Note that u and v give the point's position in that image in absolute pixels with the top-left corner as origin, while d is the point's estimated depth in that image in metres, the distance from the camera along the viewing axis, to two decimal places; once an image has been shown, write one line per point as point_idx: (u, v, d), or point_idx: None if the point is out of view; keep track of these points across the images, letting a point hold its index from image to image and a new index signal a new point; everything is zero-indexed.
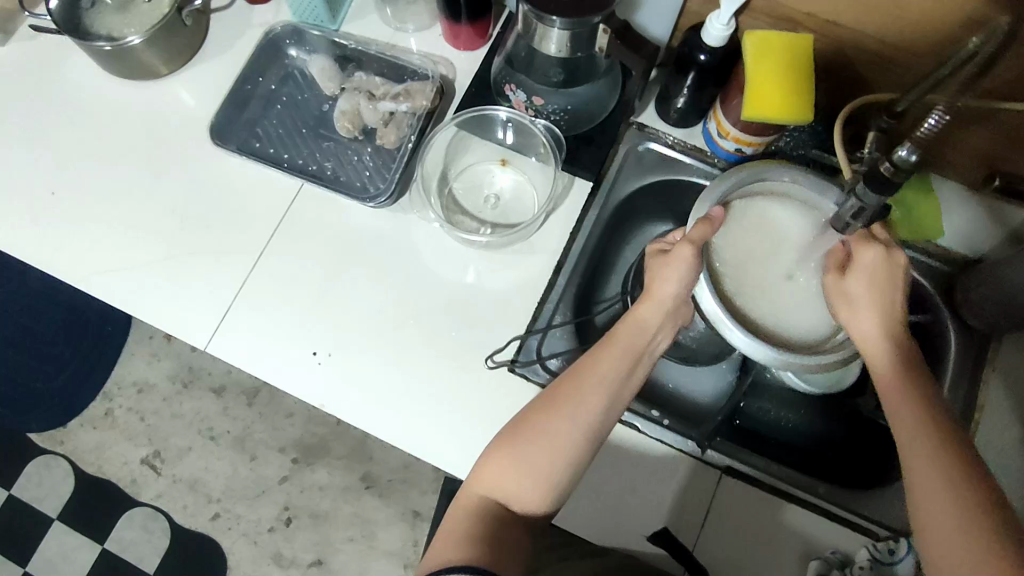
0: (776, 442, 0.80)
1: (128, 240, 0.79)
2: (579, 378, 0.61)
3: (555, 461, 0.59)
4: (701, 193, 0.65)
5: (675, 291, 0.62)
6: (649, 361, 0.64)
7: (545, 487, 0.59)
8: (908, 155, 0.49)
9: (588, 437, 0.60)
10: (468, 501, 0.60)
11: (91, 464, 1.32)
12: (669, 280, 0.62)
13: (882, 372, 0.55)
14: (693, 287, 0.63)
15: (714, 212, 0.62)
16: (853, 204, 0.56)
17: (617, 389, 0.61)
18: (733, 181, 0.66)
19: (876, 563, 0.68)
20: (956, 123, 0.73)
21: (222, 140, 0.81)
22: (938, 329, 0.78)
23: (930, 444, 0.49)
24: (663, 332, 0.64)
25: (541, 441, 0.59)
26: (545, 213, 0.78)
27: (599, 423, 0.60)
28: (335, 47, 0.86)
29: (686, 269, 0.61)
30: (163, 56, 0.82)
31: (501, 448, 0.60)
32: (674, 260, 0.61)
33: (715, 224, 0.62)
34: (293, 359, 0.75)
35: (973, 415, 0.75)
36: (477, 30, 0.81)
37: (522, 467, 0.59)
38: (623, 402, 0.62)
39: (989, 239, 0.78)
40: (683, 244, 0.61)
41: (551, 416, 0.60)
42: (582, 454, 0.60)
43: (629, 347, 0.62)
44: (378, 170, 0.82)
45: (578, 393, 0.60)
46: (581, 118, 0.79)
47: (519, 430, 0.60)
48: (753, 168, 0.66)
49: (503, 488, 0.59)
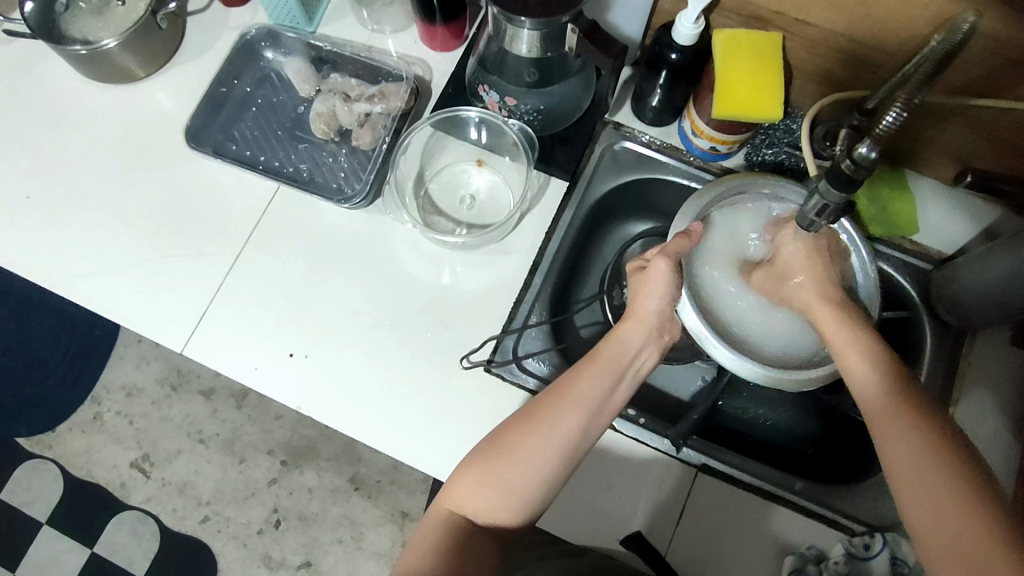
0: (753, 439, 0.81)
1: (108, 243, 0.79)
2: (558, 392, 0.60)
3: (528, 480, 0.58)
4: (682, 208, 0.66)
5: (657, 306, 0.62)
6: (633, 380, 0.63)
7: (515, 502, 0.58)
8: (868, 152, 0.49)
9: (564, 456, 0.59)
10: (437, 513, 0.60)
11: (80, 468, 1.32)
12: (651, 294, 0.62)
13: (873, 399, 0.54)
14: (676, 303, 0.63)
15: (694, 227, 0.63)
16: (816, 202, 0.56)
17: (596, 406, 0.60)
18: (711, 195, 0.67)
19: (850, 559, 0.68)
20: (928, 121, 0.73)
21: (198, 142, 0.81)
22: (914, 325, 0.78)
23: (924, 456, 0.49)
24: (649, 349, 0.63)
25: (516, 457, 0.58)
26: (520, 213, 0.78)
27: (575, 442, 0.59)
28: (310, 49, 0.86)
29: (665, 284, 0.62)
30: (139, 59, 0.82)
31: (471, 465, 0.59)
32: (652, 275, 0.62)
33: (695, 238, 0.63)
34: (271, 359, 0.75)
35: (949, 409, 0.74)
36: (452, 31, 0.81)
37: (491, 482, 0.58)
38: (602, 420, 0.60)
39: (958, 237, 0.79)
40: (661, 258, 0.61)
41: (524, 433, 0.59)
42: (556, 473, 0.59)
43: (611, 364, 0.61)
44: (353, 172, 0.82)
45: (554, 410, 0.59)
46: (556, 118, 0.80)
47: (494, 447, 0.59)
48: (735, 180, 0.68)
49: (473, 504, 0.59)
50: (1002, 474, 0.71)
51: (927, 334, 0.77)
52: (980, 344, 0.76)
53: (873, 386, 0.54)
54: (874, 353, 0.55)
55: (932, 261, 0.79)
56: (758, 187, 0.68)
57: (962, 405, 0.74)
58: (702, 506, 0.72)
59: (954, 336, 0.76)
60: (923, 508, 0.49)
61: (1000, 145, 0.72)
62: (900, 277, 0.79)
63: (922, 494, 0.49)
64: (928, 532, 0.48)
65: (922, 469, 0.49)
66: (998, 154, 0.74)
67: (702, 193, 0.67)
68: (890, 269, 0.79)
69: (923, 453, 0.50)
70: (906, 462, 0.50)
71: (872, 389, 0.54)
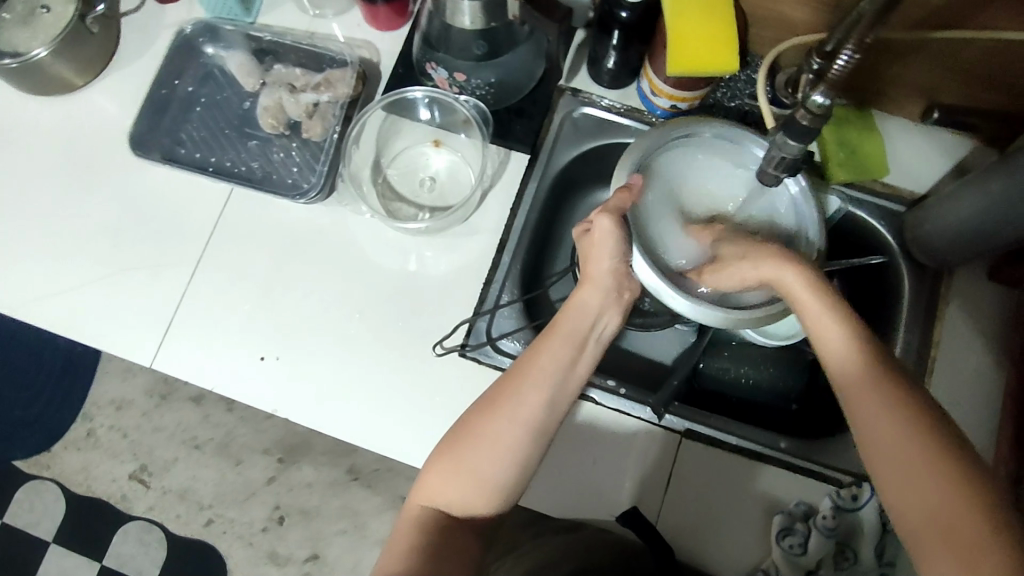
0: (737, 399, 0.80)
1: (64, 262, 0.77)
2: (520, 371, 0.59)
3: (498, 463, 0.57)
4: (621, 158, 0.63)
5: (611, 267, 0.61)
6: (597, 347, 0.62)
7: (489, 488, 0.57)
8: (823, 99, 0.49)
9: (533, 433, 0.58)
10: (412, 511, 0.59)
11: (79, 484, 1.31)
12: (601, 258, 0.61)
13: (850, 378, 0.53)
14: (630, 260, 0.62)
15: (634, 180, 0.61)
16: (774, 153, 0.55)
17: (560, 380, 0.59)
18: (648, 144, 0.64)
19: (838, 510, 0.69)
20: (891, 57, 0.71)
21: (143, 150, 0.79)
22: (892, 270, 0.77)
23: (916, 439, 0.48)
24: (610, 314, 0.63)
25: (485, 442, 0.57)
26: (481, 190, 0.77)
27: (543, 419, 0.58)
28: (251, 41, 0.83)
29: (613, 245, 0.60)
30: (74, 67, 0.79)
31: (442, 455, 0.59)
32: (598, 236, 0.60)
33: (636, 191, 0.60)
34: (240, 365, 0.74)
35: (930, 352, 0.73)
36: (395, 9, 0.78)
37: (461, 470, 0.57)
38: (568, 392, 0.60)
39: (927, 176, 0.78)
40: (602, 216, 0.59)
41: (490, 418, 0.58)
42: (527, 453, 0.58)
43: (571, 335, 0.61)
44: (306, 166, 0.80)
45: (517, 390, 0.58)
46: (510, 90, 0.79)
47: (462, 436, 0.59)
48: (672, 125, 0.65)
49: (446, 496, 0.58)
50: (981, 409, 0.71)
51: (904, 277, 0.76)
52: (958, 281, 0.75)
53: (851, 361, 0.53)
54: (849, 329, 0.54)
55: (904, 202, 0.77)
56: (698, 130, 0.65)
57: (942, 346, 0.73)
58: (689, 472, 0.72)
59: (932, 277, 0.75)
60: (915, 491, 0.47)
61: (967, 79, 0.71)
62: (874, 222, 0.77)
63: (914, 479, 0.47)
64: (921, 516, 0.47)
65: (911, 449, 0.48)
66: (969, 89, 0.72)
67: (638, 141, 0.64)
68: (863, 214, 0.78)
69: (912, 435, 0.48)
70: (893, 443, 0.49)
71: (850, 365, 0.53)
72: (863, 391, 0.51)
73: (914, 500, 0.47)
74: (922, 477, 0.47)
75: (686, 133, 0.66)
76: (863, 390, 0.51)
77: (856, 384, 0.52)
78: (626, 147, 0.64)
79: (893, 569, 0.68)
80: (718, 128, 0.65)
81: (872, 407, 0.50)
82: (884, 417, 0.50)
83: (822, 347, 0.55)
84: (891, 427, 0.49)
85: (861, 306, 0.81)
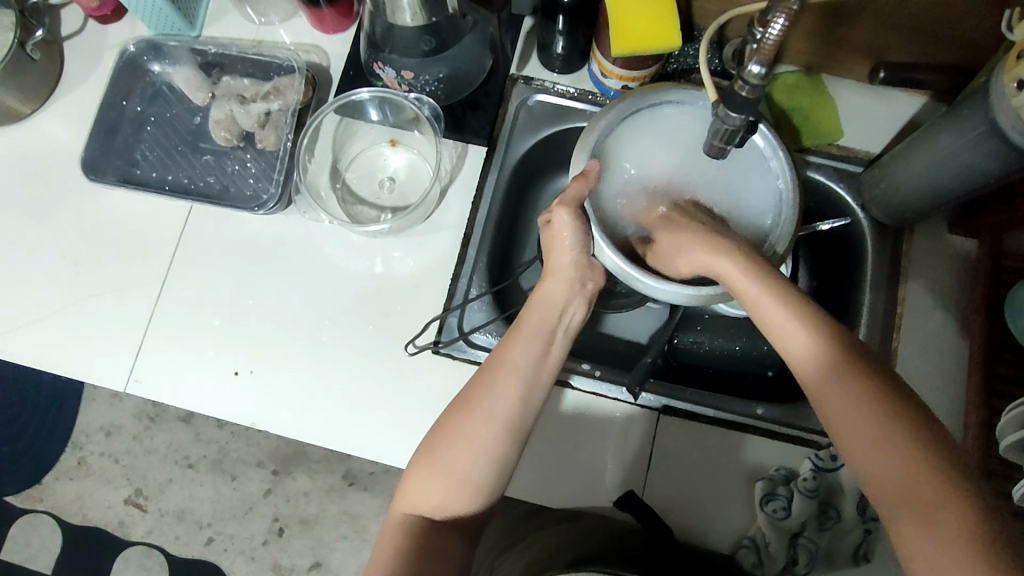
0: (713, 370, 0.81)
1: (30, 293, 0.76)
2: (491, 370, 0.60)
3: (476, 463, 0.57)
4: (579, 142, 0.64)
5: (573, 258, 0.63)
6: (565, 338, 0.63)
7: (470, 488, 0.57)
8: (760, 70, 0.49)
9: (509, 429, 0.58)
10: (395, 519, 0.59)
11: (74, 514, 1.26)
12: (562, 249, 0.62)
13: (799, 354, 0.52)
14: (592, 250, 0.63)
15: (590, 165, 0.62)
16: (718, 128, 0.56)
17: (532, 374, 0.59)
18: (609, 120, 0.65)
19: (818, 472, 0.70)
20: (834, 21, 0.71)
21: (98, 173, 0.78)
22: (854, 231, 0.78)
23: (866, 408, 0.48)
24: (576, 302, 0.64)
25: (461, 444, 0.57)
26: (438, 186, 0.76)
27: (517, 414, 0.58)
28: (196, 55, 0.82)
29: (571, 235, 0.62)
30: (19, 96, 0.78)
31: (421, 461, 0.59)
32: (558, 227, 0.62)
33: (592, 178, 0.62)
34: (216, 382, 0.74)
35: (896, 307, 0.74)
36: (341, 12, 0.78)
37: (439, 473, 0.57)
38: (541, 386, 0.60)
39: (882, 135, 0.78)
40: (560, 208, 0.61)
41: (464, 418, 0.58)
42: (504, 451, 0.58)
43: (538, 327, 0.61)
44: (263, 175, 0.79)
45: (489, 388, 0.59)
46: (460, 84, 0.78)
47: (438, 440, 0.59)
48: (635, 96, 0.65)
49: (427, 500, 0.58)
50: (950, 359, 0.72)
51: (867, 237, 0.76)
52: (919, 236, 0.76)
53: (796, 337, 0.53)
54: (786, 305, 0.53)
55: (862, 162, 0.78)
56: (663, 95, 0.66)
57: (909, 300, 0.74)
58: (671, 447, 0.72)
59: (893, 234, 0.76)
60: (875, 463, 0.48)
61: (911, 35, 0.71)
62: (833, 184, 0.78)
63: (868, 447, 0.48)
64: (885, 486, 0.47)
65: (861, 419, 0.48)
66: (914, 46, 0.73)
67: (596, 121, 0.65)
68: (823, 178, 0.78)
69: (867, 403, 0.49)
70: (843, 415, 0.49)
71: (795, 338, 0.53)
72: (809, 366, 0.52)
73: (876, 472, 0.48)
74: (875, 445, 0.48)
75: (652, 102, 0.66)
76: (807, 364, 0.52)
77: (805, 358, 0.52)
78: (585, 129, 0.65)
79: (878, 524, 0.68)
80: (681, 92, 0.66)
81: (821, 382, 0.51)
82: (834, 389, 0.50)
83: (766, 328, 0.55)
84: (844, 398, 0.50)
85: (829, 270, 0.81)
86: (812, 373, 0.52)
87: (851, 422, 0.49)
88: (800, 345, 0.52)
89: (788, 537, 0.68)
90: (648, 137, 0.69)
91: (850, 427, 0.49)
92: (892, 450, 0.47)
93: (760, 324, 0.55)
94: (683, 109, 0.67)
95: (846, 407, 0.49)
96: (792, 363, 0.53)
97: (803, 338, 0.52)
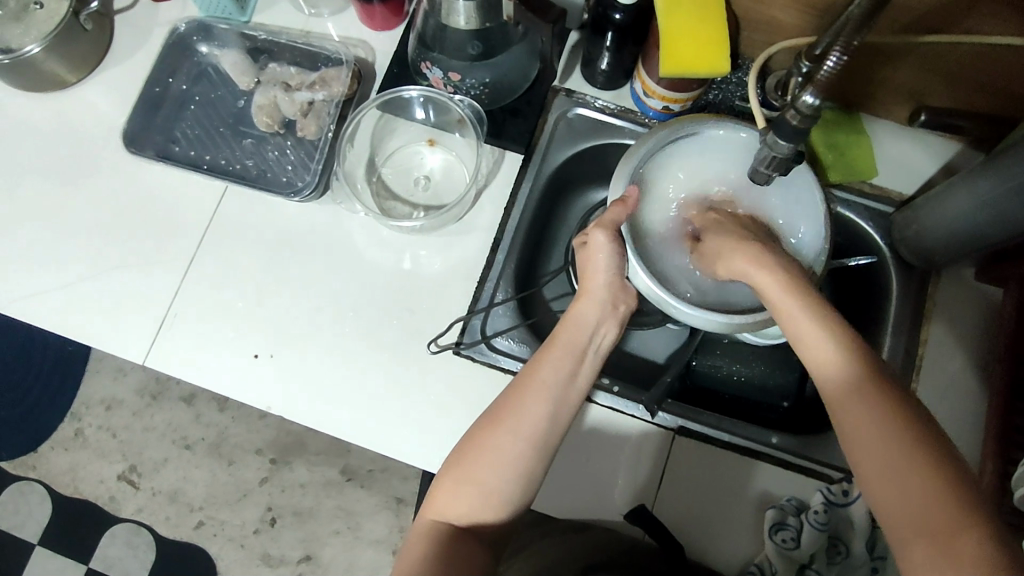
0: (729, 396, 0.81)
1: (56, 259, 0.77)
2: (521, 385, 0.60)
3: (501, 475, 0.57)
4: (616, 169, 0.65)
5: (606, 279, 0.62)
6: (595, 357, 0.63)
7: (495, 499, 0.57)
8: (812, 100, 0.50)
9: (537, 445, 0.58)
10: (421, 527, 0.59)
11: (67, 485, 1.25)
12: (599, 269, 0.62)
13: (836, 382, 0.52)
14: (627, 271, 0.64)
15: (629, 191, 0.62)
16: (764, 154, 0.57)
17: (560, 392, 0.59)
18: (644, 150, 0.66)
19: (830, 505, 0.70)
20: (880, 61, 0.72)
21: (138, 147, 0.79)
22: (879, 269, 0.78)
23: (900, 439, 0.47)
24: (608, 324, 0.63)
25: (487, 455, 0.58)
26: (473, 191, 0.77)
27: (544, 429, 0.58)
28: (245, 39, 0.83)
29: (607, 256, 0.62)
30: (66, 64, 0.79)
31: (449, 471, 0.59)
32: (594, 249, 0.62)
33: (630, 204, 0.62)
34: (234, 363, 0.74)
35: (917, 348, 0.75)
36: (392, 9, 0.79)
37: (466, 483, 0.58)
38: (569, 403, 0.60)
39: (915, 177, 0.79)
40: (598, 230, 0.61)
41: (492, 429, 0.58)
42: (530, 465, 0.58)
43: (570, 345, 0.61)
44: (301, 164, 0.80)
45: (518, 401, 0.59)
46: (503, 90, 0.79)
47: (465, 450, 0.59)
48: (668, 127, 0.66)
49: (453, 509, 0.58)
50: (968, 405, 0.72)
51: (892, 280, 0.77)
52: (945, 281, 0.76)
53: (832, 366, 0.52)
54: (830, 330, 0.53)
55: (893, 203, 0.79)
56: (697, 127, 0.66)
57: (930, 342, 0.75)
58: (685, 468, 0.72)
59: (919, 276, 0.76)
60: (896, 497, 0.47)
61: (954, 81, 0.72)
62: (863, 222, 0.79)
63: (893, 479, 0.47)
64: (901, 516, 0.46)
65: (890, 450, 0.47)
66: (957, 93, 0.73)
67: (632, 151, 0.65)
68: (852, 216, 0.79)
69: (896, 435, 0.48)
70: (872, 444, 0.48)
71: (830, 365, 0.52)
72: (845, 395, 0.51)
73: (896, 505, 0.46)
74: (901, 476, 0.47)
75: (684, 134, 0.67)
76: (841, 391, 0.51)
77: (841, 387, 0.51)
78: (622, 157, 0.66)
79: (885, 562, 0.69)
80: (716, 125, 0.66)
81: (852, 408, 0.50)
82: (865, 416, 0.49)
83: (804, 354, 0.55)
84: (870, 427, 0.49)
85: (852, 306, 0.81)
86: (846, 402, 0.51)
87: (878, 452, 0.48)
88: (837, 374, 0.52)
89: (795, 567, 0.68)
90: (702, 154, 0.69)
91: (873, 457, 0.48)
92: (917, 484, 0.46)
93: (798, 348, 0.55)
94: (716, 139, 0.68)
95: (876, 440, 0.48)
96: (828, 392, 0.52)
97: (844, 364, 0.52)
